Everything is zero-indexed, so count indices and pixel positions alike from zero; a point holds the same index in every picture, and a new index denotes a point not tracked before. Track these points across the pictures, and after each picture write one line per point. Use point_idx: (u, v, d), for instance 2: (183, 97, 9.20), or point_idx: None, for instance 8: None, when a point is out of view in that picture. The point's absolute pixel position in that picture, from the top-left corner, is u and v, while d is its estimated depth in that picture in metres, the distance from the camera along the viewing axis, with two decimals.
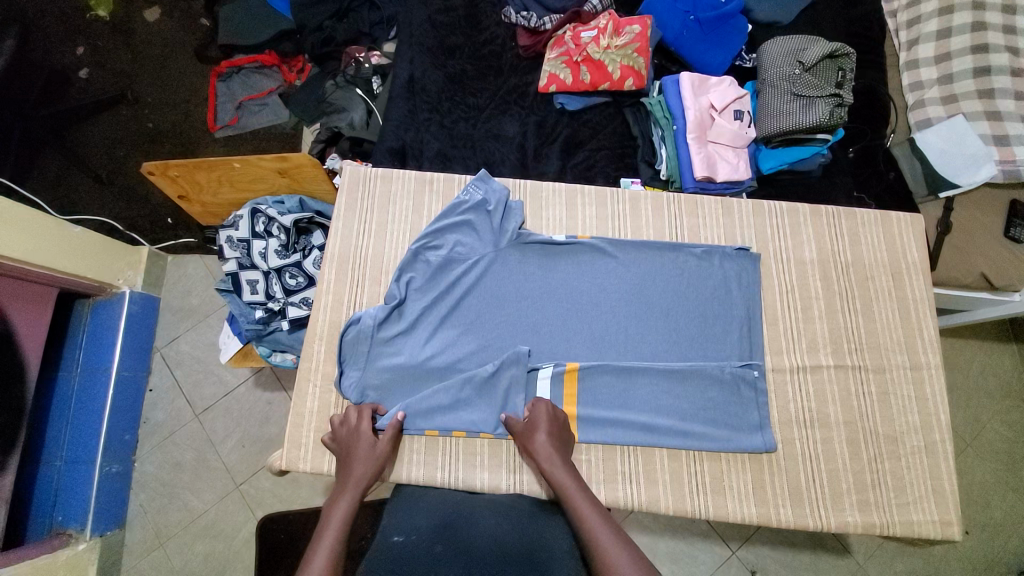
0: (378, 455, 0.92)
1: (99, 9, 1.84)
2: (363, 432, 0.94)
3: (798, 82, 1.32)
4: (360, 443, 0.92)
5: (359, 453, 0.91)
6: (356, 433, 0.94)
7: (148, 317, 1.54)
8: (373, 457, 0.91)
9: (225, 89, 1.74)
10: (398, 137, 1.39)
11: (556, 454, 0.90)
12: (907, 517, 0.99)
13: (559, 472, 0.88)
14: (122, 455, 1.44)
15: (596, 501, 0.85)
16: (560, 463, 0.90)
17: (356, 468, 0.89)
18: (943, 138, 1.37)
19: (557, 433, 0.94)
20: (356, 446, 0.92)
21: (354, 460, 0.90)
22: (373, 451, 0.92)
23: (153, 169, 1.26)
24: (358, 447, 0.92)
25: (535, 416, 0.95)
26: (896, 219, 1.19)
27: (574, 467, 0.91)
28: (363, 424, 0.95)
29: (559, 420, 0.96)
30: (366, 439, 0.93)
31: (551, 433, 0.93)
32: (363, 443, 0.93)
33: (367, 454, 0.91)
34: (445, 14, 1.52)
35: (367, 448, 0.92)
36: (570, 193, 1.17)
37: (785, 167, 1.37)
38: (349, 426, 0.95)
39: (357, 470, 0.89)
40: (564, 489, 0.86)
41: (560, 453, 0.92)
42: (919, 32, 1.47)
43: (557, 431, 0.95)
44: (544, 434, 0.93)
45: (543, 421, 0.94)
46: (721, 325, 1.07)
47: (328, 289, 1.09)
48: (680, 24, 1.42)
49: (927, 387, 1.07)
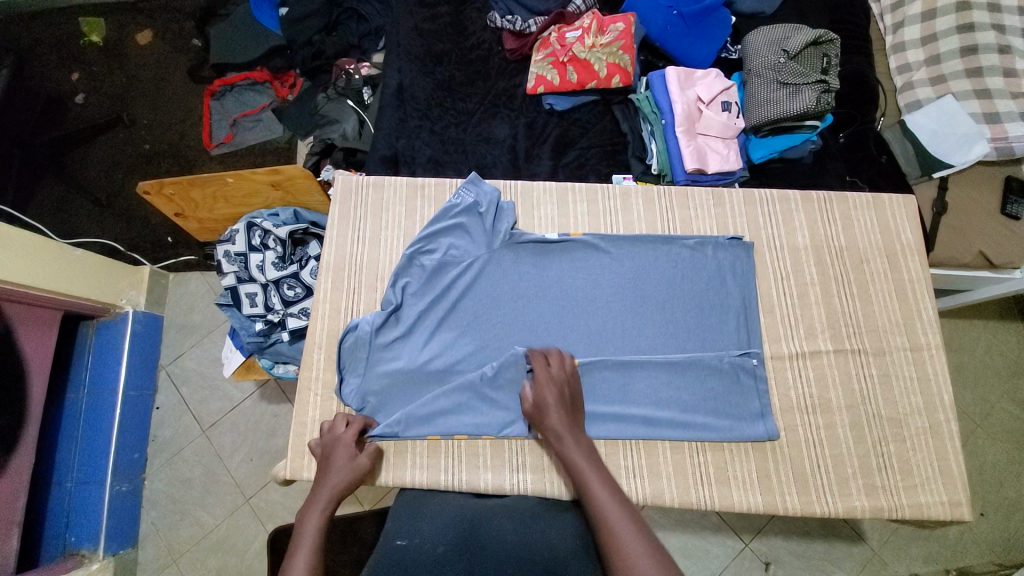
0: (358, 466, 0.90)
1: (92, 35, 1.87)
2: (345, 440, 0.93)
3: (783, 70, 1.33)
4: (340, 451, 0.91)
5: (337, 463, 0.90)
6: (337, 441, 0.93)
7: (152, 336, 1.56)
8: (353, 467, 0.90)
9: (219, 107, 1.77)
10: (390, 145, 1.40)
11: (568, 432, 0.88)
12: (915, 500, 0.98)
13: (572, 446, 0.87)
14: (131, 474, 1.45)
15: (609, 475, 0.83)
16: (573, 437, 0.88)
17: (333, 477, 0.88)
18: (933, 119, 1.37)
19: (567, 407, 0.92)
20: (336, 454, 0.91)
21: (332, 469, 0.89)
22: (353, 460, 0.91)
23: (148, 189, 1.28)
24: (338, 455, 0.91)
25: (542, 390, 0.93)
26: (888, 201, 1.18)
27: (588, 443, 0.88)
28: (347, 433, 0.94)
29: (568, 396, 0.93)
30: (348, 449, 0.92)
31: (561, 409, 0.91)
32: (343, 452, 0.91)
33: (346, 464, 0.90)
34: (432, 21, 1.53)
35: (347, 457, 0.91)
36: (561, 191, 1.18)
37: (775, 156, 1.38)
38: (333, 433, 0.94)
39: (333, 479, 0.88)
40: (576, 463, 0.85)
41: (572, 430, 0.89)
42: (904, 15, 1.47)
43: (569, 407, 0.93)
44: (555, 413, 0.90)
45: (553, 399, 0.92)
46: (717, 315, 1.07)
47: (325, 298, 1.10)
48: (664, 19, 1.43)
49: (930, 368, 1.07)
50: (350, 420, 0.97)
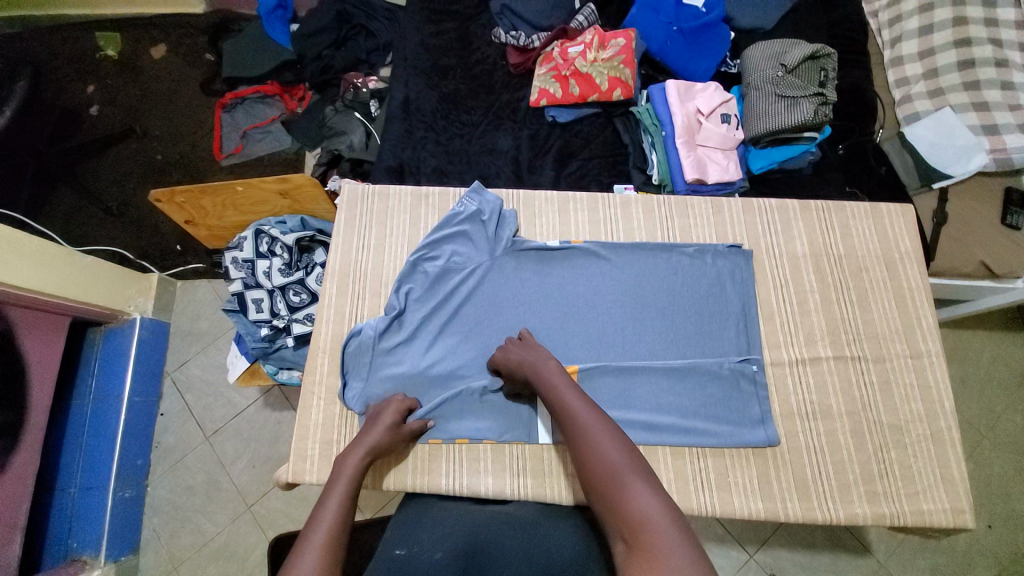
0: (398, 431, 0.94)
1: (109, 49, 1.93)
2: (394, 405, 0.96)
3: (782, 83, 1.35)
4: (388, 411, 0.95)
5: (383, 420, 0.93)
6: (388, 404, 0.97)
7: (158, 342, 1.58)
8: (394, 431, 0.93)
9: (230, 119, 1.81)
10: (395, 155, 1.43)
11: (533, 364, 0.88)
12: (918, 507, 0.98)
13: (539, 372, 0.86)
14: (135, 480, 1.46)
15: (579, 387, 0.81)
16: (541, 364, 0.87)
17: (375, 433, 0.91)
18: (931, 131, 1.39)
19: (530, 349, 0.93)
20: (383, 413, 0.95)
21: (376, 425, 0.93)
22: (397, 424, 0.94)
23: (160, 197, 1.30)
24: (384, 415, 0.95)
25: (504, 350, 0.96)
26: (886, 211, 1.20)
27: (557, 365, 0.86)
28: (397, 399, 0.98)
29: (528, 344, 0.95)
30: (394, 412, 0.96)
31: (524, 351, 0.92)
32: (390, 413, 0.95)
33: (389, 425, 0.93)
34: (438, 37, 1.58)
35: (392, 419, 0.94)
36: (563, 201, 1.20)
37: (775, 166, 1.40)
38: (385, 398, 0.99)
39: (375, 434, 0.91)
40: (545, 384, 0.83)
41: (538, 361, 0.88)
42: (902, 30, 1.50)
43: (530, 348, 0.93)
44: (518, 357, 0.91)
45: (515, 351, 0.94)
46: (717, 322, 1.08)
47: (330, 304, 1.12)
48: (664, 35, 1.47)
49: (930, 375, 1.07)
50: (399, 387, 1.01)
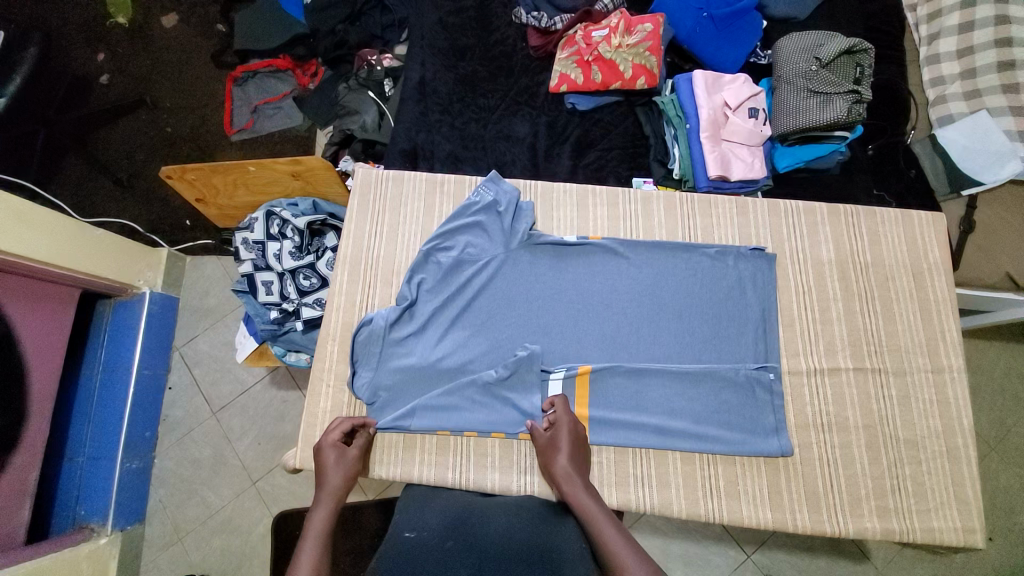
0: (350, 461, 0.92)
1: (119, 16, 1.88)
2: (330, 443, 0.93)
3: (814, 78, 1.29)
4: (328, 452, 0.92)
5: (328, 463, 0.91)
6: (326, 442, 0.93)
7: (167, 316, 1.58)
8: (344, 463, 0.91)
9: (241, 93, 1.77)
10: (409, 139, 1.40)
11: (575, 474, 0.88)
12: (928, 524, 0.97)
13: (573, 486, 0.87)
14: (142, 451, 1.47)
15: (616, 521, 0.82)
16: (577, 482, 0.87)
17: (328, 478, 0.89)
18: (966, 134, 1.32)
19: (578, 450, 0.93)
20: (324, 455, 0.92)
21: (324, 471, 0.90)
22: (343, 458, 0.92)
23: (171, 173, 1.29)
24: (326, 458, 0.91)
25: (557, 432, 0.93)
26: (916, 219, 1.16)
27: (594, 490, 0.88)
28: (332, 434, 0.94)
29: (579, 435, 0.95)
30: (335, 447, 0.93)
31: (570, 446, 0.92)
32: (331, 452, 0.92)
33: (337, 463, 0.91)
34: (456, 15, 1.52)
35: (336, 456, 0.92)
36: (582, 194, 1.17)
37: (801, 165, 1.35)
38: (323, 436, 0.95)
39: (329, 480, 0.89)
40: (583, 508, 0.84)
41: (579, 473, 0.89)
42: (940, 26, 1.42)
43: (578, 450, 0.93)
44: (565, 453, 0.91)
45: (565, 439, 0.92)
46: (735, 327, 1.05)
47: (341, 291, 1.11)
48: (693, 20, 1.41)
49: (950, 390, 1.04)
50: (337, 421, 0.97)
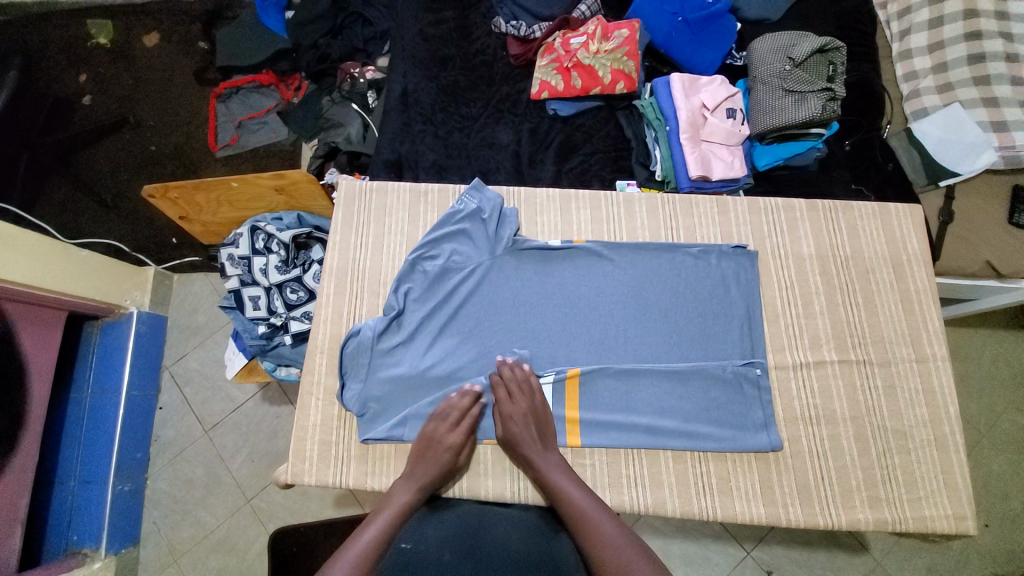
0: (452, 466, 0.95)
1: (101, 37, 1.89)
2: (449, 444, 0.94)
3: (789, 77, 1.32)
4: (444, 449, 0.94)
5: (437, 459, 0.93)
6: (443, 436, 0.95)
7: (156, 336, 1.57)
8: (448, 467, 0.94)
9: (225, 109, 1.77)
10: (393, 149, 1.40)
11: (540, 461, 0.92)
12: (920, 513, 0.98)
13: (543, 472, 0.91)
14: (134, 473, 1.45)
15: (590, 500, 0.88)
16: (548, 468, 0.92)
17: (430, 471, 0.93)
18: (940, 127, 1.36)
19: (537, 434, 0.96)
20: (438, 449, 0.94)
21: (431, 461, 0.93)
22: (449, 462, 0.94)
23: (153, 192, 1.29)
24: (436, 452, 0.94)
25: (509, 424, 0.95)
26: (894, 211, 1.18)
27: (563, 468, 0.93)
28: (451, 433, 0.95)
29: (539, 420, 0.97)
30: (451, 448, 0.94)
31: (529, 435, 0.95)
32: (447, 451, 0.94)
33: (443, 463, 0.94)
34: (437, 26, 1.53)
35: (443, 456, 0.94)
36: (565, 198, 1.18)
37: (780, 164, 1.37)
38: (441, 422, 0.96)
39: (428, 472, 0.92)
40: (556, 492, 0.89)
41: (547, 457, 0.93)
42: (911, 22, 1.45)
43: (538, 435, 0.96)
44: (526, 444, 0.94)
45: (521, 430, 0.95)
46: (721, 325, 1.06)
47: (328, 303, 1.11)
48: (669, 25, 1.43)
49: (935, 379, 1.06)
50: (461, 415, 0.97)
